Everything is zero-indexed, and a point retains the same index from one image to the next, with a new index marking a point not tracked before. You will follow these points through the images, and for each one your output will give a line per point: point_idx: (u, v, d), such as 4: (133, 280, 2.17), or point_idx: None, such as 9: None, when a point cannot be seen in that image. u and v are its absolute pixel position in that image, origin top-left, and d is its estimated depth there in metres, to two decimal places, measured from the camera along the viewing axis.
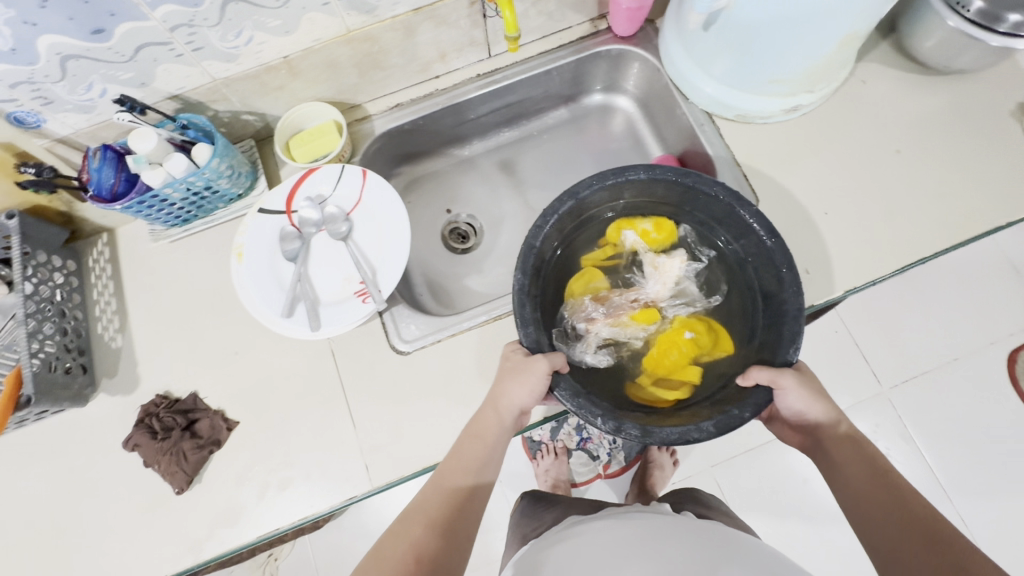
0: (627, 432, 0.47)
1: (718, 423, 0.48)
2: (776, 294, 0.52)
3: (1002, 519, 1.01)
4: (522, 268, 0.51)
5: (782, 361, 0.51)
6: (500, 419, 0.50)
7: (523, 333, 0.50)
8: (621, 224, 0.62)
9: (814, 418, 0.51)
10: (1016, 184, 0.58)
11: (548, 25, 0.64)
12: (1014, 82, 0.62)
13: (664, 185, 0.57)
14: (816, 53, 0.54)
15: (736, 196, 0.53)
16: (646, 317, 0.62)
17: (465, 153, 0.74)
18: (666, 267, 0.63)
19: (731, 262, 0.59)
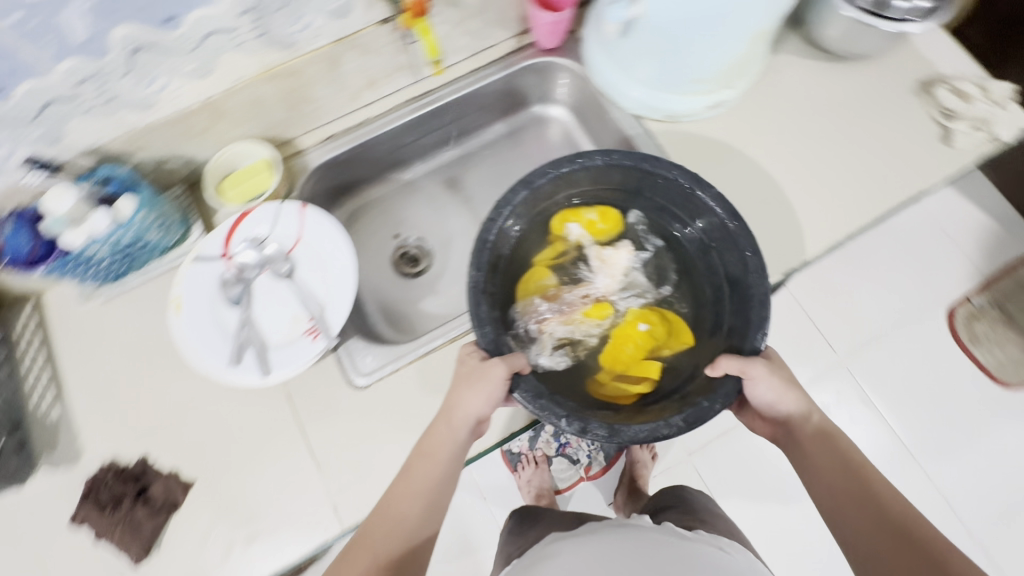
0: (593, 432, 0.48)
1: (687, 417, 0.49)
2: (741, 278, 0.54)
3: (955, 463, 1.09)
4: (478, 261, 0.51)
5: (750, 348, 0.52)
6: (456, 429, 0.50)
7: (479, 333, 0.50)
8: (567, 214, 0.63)
9: (787, 410, 0.53)
10: (923, 155, 0.63)
11: (473, 44, 0.65)
12: (912, 61, 0.66)
13: (621, 173, 0.59)
14: (726, 52, 0.57)
15: (694, 178, 0.55)
16: (598, 311, 0.65)
17: (407, 176, 0.74)
18: (614, 260, 0.66)
19: (692, 251, 0.61)
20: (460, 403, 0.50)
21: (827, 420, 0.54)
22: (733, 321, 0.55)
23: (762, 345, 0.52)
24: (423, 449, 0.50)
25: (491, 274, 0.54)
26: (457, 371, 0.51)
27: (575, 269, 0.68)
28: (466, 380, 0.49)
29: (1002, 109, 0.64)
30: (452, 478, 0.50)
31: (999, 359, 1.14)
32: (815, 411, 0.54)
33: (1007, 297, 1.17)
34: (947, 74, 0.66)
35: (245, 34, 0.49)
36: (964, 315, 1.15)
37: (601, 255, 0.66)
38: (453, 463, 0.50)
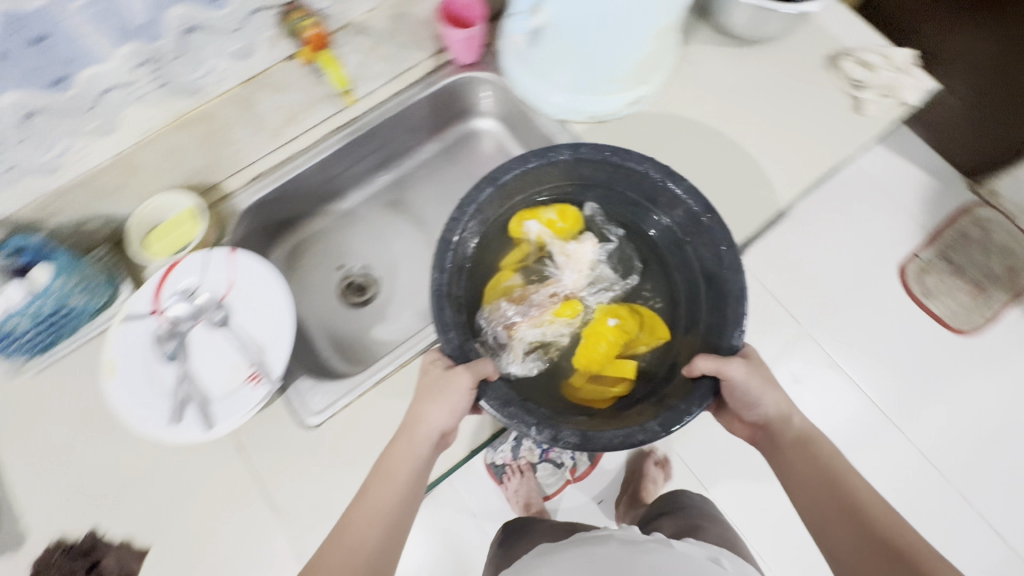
0: (565, 440, 0.48)
1: (663, 422, 0.50)
2: (718, 272, 0.56)
3: (921, 409, 1.16)
4: (445, 263, 0.52)
5: (727, 347, 0.54)
6: (421, 438, 0.51)
7: (443, 340, 0.50)
8: (523, 215, 0.64)
9: (764, 412, 0.56)
10: (839, 127, 0.65)
11: (390, 68, 0.65)
12: (818, 38, 0.69)
13: (591, 168, 0.60)
14: (634, 50, 0.58)
15: (666, 172, 0.57)
16: (566, 309, 0.65)
17: (346, 206, 0.74)
18: (578, 254, 0.67)
19: (668, 247, 0.63)
20: (425, 414, 0.51)
21: (805, 424, 0.57)
22: (708, 316, 0.57)
23: (742, 342, 0.54)
24: (390, 461, 0.51)
25: (455, 276, 0.55)
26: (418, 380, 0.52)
27: (540, 270, 0.69)
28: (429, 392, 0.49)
29: (906, 75, 0.66)
30: (418, 487, 0.51)
31: (952, 309, 1.23)
32: (792, 413, 0.57)
33: (951, 248, 1.27)
34: (851, 47, 0.68)
35: (146, 85, 0.48)
36: (915, 270, 1.24)
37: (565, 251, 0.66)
38: (418, 472, 0.51)
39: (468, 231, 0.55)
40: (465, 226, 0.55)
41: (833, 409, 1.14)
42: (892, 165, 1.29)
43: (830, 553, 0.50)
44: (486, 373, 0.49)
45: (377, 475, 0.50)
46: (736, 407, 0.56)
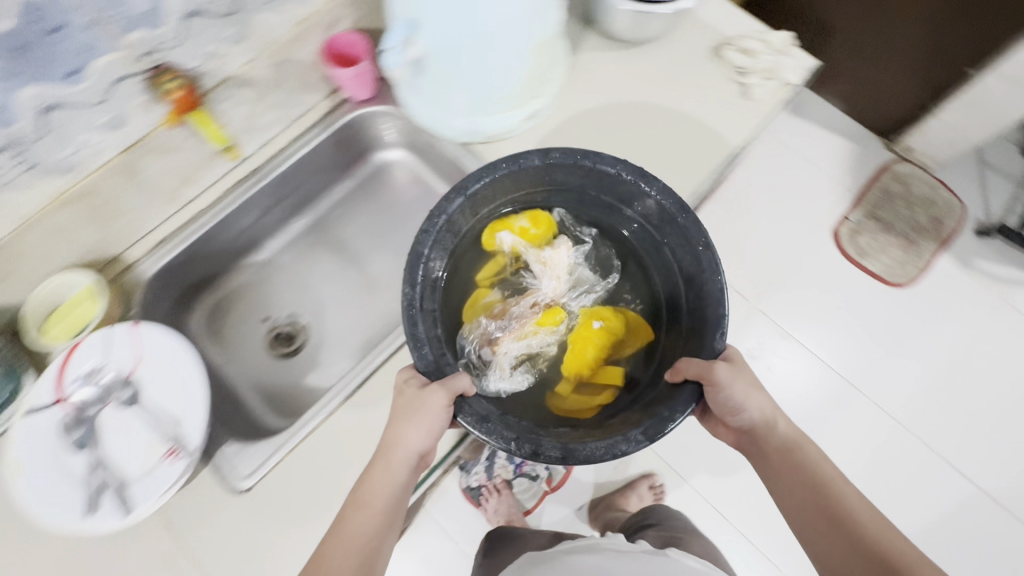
0: (546, 454, 0.49)
1: (647, 431, 0.51)
2: (697, 273, 0.58)
3: (872, 362, 1.23)
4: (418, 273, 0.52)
5: (709, 351, 0.55)
6: (401, 460, 0.51)
7: (417, 355, 0.51)
8: (496, 226, 0.65)
9: (751, 417, 0.57)
10: (730, 113, 0.68)
11: (283, 115, 0.65)
12: (699, 31, 0.71)
13: (563, 172, 0.61)
14: (515, 68, 0.59)
15: (639, 173, 0.58)
16: (547, 319, 0.66)
17: (264, 256, 0.72)
18: (555, 261, 0.67)
19: (648, 248, 0.65)
20: (402, 436, 0.51)
21: (790, 428, 0.58)
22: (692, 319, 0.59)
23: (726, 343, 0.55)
24: (373, 482, 0.50)
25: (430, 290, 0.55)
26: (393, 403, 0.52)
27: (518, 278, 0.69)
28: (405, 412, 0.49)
29: (786, 56, 0.69)
30: (401, 510, 0.51)
31: (888, 265, 1.30)
32: (779, 418, 0.58)
33: (878, 206, 1.36)
34: (732, 36, 0.71)
35: (11, 170, 0.46)
36: (846, 233, 1.32)
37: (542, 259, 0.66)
38: (399, 495, 0.51)
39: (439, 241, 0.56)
40: (436, 238, 0.55)
41: (793, 375, 1.21)
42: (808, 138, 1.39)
43: (817, 556, 0.53)
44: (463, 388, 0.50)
45: (357, 501, 0.49)
46: (722, 413, 0.58)
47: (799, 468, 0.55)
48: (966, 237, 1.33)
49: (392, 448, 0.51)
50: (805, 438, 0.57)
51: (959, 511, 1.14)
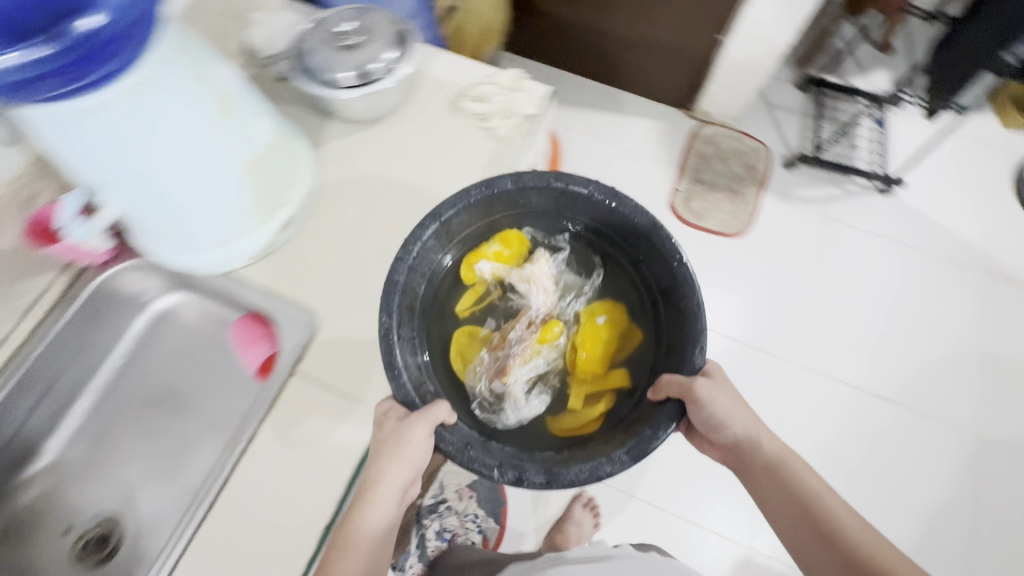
0: (529, 480, 0.56)
1: (630, 451, 0.58)
2: (673, 287, 0.66)
3: (741, 310, 1.32)
4: (397, 301, 0.59)
5: (689, 368, 0.63)
6: (390, 490, 0.55)
7: (397, 386, 0.57)
8: (471, 258, 0.70)
9: (734, 432, 0.66)
10: (484, 160, 0.70)
11: (10, 309, 0.58)
12: (434, 91, 0.73)
13: (536, 196, 0.69)
14: (234, 195, 0.57)
15: (611, 195, 0.66)
16: (545, 333, 0.72)
17: (50, 459, 0.65)
18: (537, 274, 0.72)
19: (627, 266, 0.72)
20: (386, 471, 0.55)
21: (773, 449, 0.67)
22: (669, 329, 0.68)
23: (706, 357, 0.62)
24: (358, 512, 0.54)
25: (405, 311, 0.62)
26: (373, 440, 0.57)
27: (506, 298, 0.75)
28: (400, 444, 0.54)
29: (520, 92, 0.72)
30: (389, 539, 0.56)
31: (724, 220, 1.42)
32: (761, 433, 0.67)
33: (699, 171, 1.49)
34: (466, 85, 0.73)
35: None
36: (681, 202, 1.44)
37: (527, 275, 0.71)
38: (387, 526, 0.55)
39: (414, 266, 0.62)
40: (412, 265, 0.62)
41: None
42: (618, 133, 1.53)
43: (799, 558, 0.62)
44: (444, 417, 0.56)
45: (349, 537, 0.53)
46: (706, 429, 0.67)
47: (782, 478, 0.64)
48: (778, 172, 1.49)
49: (380, 480, 0.55)
50: (786, 450, 0.67)
51: (858, 415, 1.23)
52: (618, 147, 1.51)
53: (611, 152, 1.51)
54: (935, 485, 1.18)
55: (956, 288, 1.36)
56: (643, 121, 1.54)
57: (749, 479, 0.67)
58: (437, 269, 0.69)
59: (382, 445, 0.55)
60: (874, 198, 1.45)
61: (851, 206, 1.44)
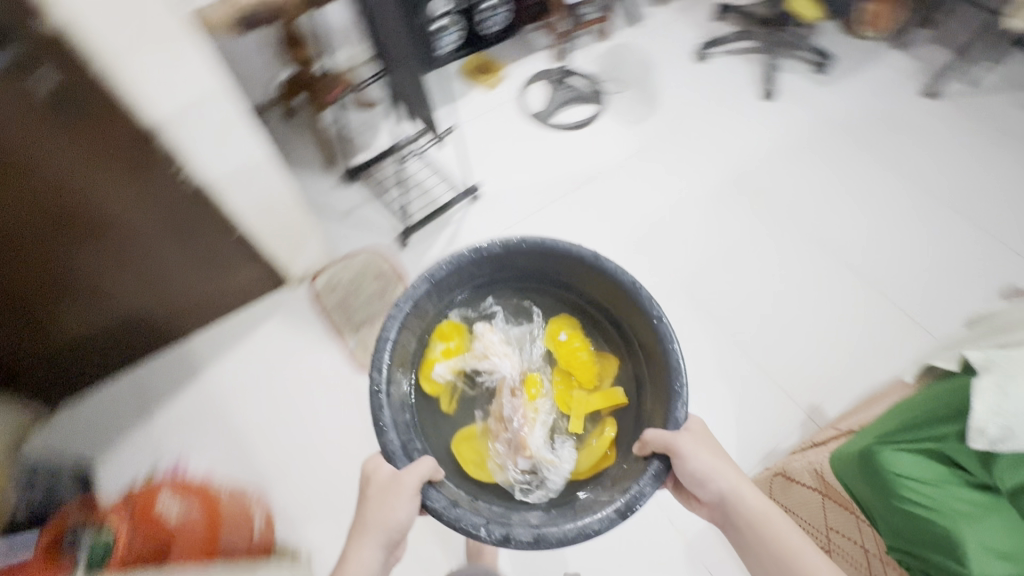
0: (518, 539, 0.80)
1: (619, 511, 0.81)
2: (655, 346, 0.93)
3: None
4: (387, 359, 0.90)
5: (670, 424, 0.86)
6: (374, 540, 0.77)
7: (384, 438, 0.85)
8: (430, 363, 0.99)
9: (719, 487, 0.81)
10: None
11: None
12: None
13: (522, 256, 0.99)
14: None
15: (600, 260, 0.94)
16: (528, 391, 0.98)
17: None
18: (490, 346, 1.00)
19: (610, 323, 1.02)
20: (384, 516, 0.78)
21: (756, 506, 0.79)
22: (654, 378, 0.94)
23: (686, 413, 0.86)
24: (363, 543, 0.77)
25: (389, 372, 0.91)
26: (371, 488, 0.81)
27: (476, 382, 1.02)
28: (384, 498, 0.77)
29: None
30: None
31: None
32: (745, 493, 0.80)
33: (351, 316, 1.40)
34: None
35: None
36: (363, 355, 1.35)
37: (481, 351, 1.00)
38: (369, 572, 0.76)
39: (398, 324, 0.92)
40: (397, 323, 0.92)
41: None
42: (253, 358, 1.35)
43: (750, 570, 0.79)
44: (427, 474, 0.81)
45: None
46: (692, 482, 0.82)
47: (765, 534, 0.77)
48: (404, 257, 1.50)
49: (368, 532, 0.78)
50: (767, 506, 0.79)
51: None
52: (266, 371, 1.33)
53: (266, 381, 1.32)
54: (698, 345, 1.39)
55: (578, 212, 1.61)
56: (262, 329, 1.39)
57: (735, 535, 0.80)
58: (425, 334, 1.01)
59: (373, 499, 0.80)
60: (477, 207, 1.60)
61: (471, 228, 1.57)
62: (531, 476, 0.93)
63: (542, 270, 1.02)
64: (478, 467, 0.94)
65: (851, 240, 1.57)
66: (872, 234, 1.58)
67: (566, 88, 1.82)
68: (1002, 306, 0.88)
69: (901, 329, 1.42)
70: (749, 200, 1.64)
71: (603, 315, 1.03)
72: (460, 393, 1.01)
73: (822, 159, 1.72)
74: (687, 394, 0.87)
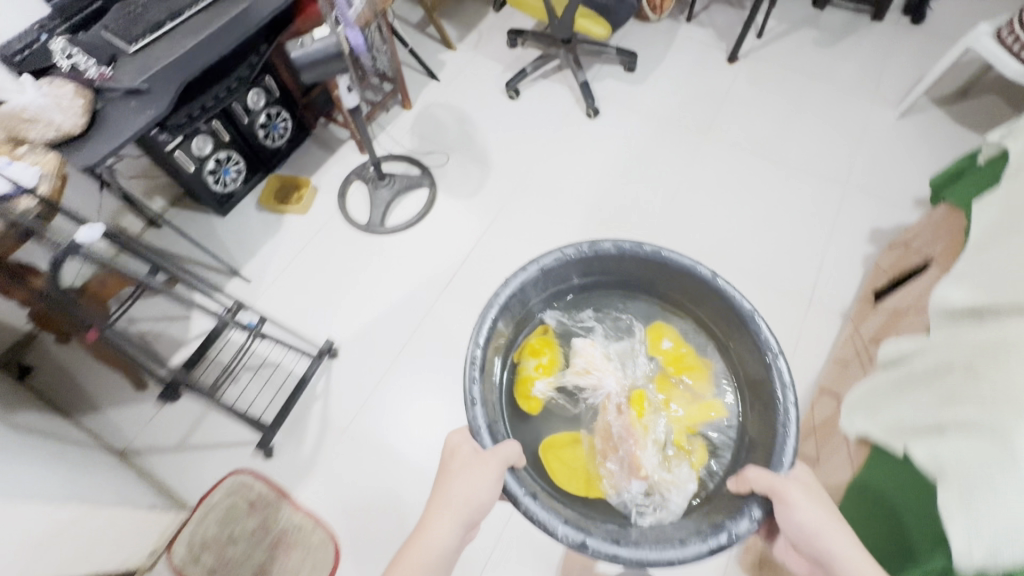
0: (605, 550, 0.81)
1: (713, 547, 0.81)
2: (762, 374, 0.98)
3: None
4: (481, 339, 0.98)
5: (773, 467, 0.86)
6: (452, 515, 0.73)
7: (471, 412, 0.91)
8: (529, 380, 1.08)
9: (827, 548, 0.70)
10: None
11: None
12: None
13: (634, 263, 1.08)
14: None
15: (714, 276, 1.01)
16: (636, 409, 1.03)
17: None
18: (591, 362, 1.06)
19: (720, 342, 1.09)
20: (465, 491, 0.76)
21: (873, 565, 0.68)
22: (762, 417, 0.96)
23: (794, 463, 0.84)
24: (439, 512, 0.73)
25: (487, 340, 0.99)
26: (448, 463, 0.81)
27: (577, 400, 1.08)
28: (469, 471, 0.77)
29: None
30: (441, 565, 0.69)
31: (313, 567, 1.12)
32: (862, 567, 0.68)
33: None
34: None
35: None
36: None
37: (583, 367, 1.06)
38: (446, 552, 0.70)
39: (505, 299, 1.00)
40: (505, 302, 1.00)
41: None
42: None
43: None
44: (513, 458, 0.83)
45: (409, 551, 0.69)
46: (798, 540, 0.74)
47: None
48: (273, 467, 1.23)
49: (448, 505, 0.74)
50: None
51: None
52: None
53: None
54: None
55: (453, 322, 1.42)
56: None
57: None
58: (523, 325, 1.13)
59: (455, 473, 0.79)
60: (338, 365, 1.35)
61: (341, 393, 1.32)
62: (647, 497, 0.96)
63: (659, 283, 1.11)
64: (568, 479, 1.00)
65: (724, 239, 1.52)
66: (739, 225, 1.54)
67: (390, 183, 1.57)
68: (906, 343, 0.80)
69: (803, 316, 1.39)
70: (616, 234, 1.54)
71: (715, 331, 1.10)
72: (560, 408, 1.08)
73: (667, 163, 1.67)
74: (796, 440, 0.86)
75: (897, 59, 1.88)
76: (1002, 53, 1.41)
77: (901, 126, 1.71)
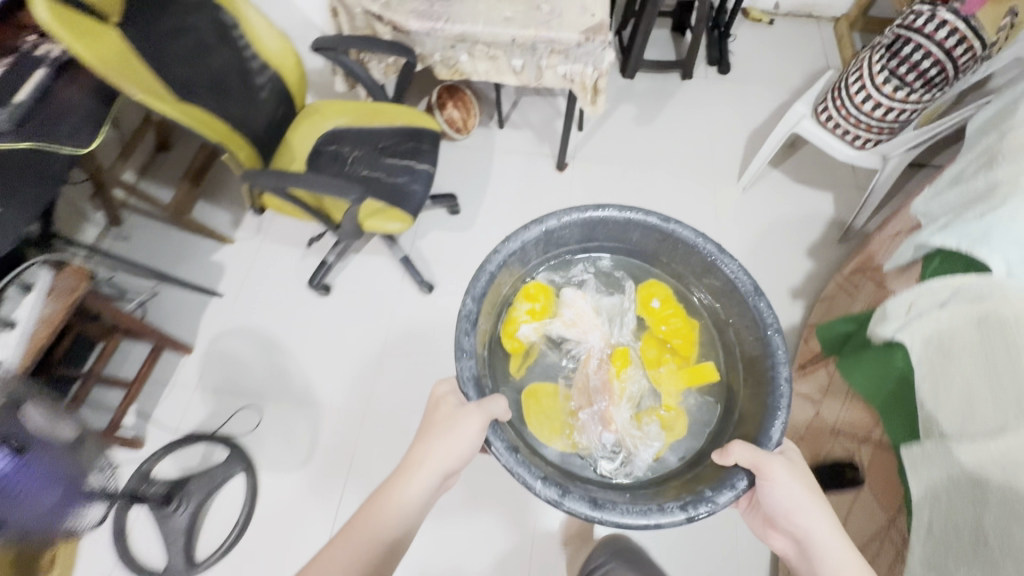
0: (578, 503, 0.67)
1: (687, 507, 0.69)
2: (759, 357, 0.81)
3: None
4: (479, 289, 0.79)
5: (766, 445, 0.73)
6: (427, 472, 0.68)
7: (461, 363, 0.75)
8: (515, 325, 0.87)
9: (804, 523, 0.69)
10: None
11: None
12: None
13: (641, 235, 0.89)
14: None
15: (721, 251, 0.83)
16: (618, 363, 0.85)
17: None
18: (578, 314, 0.87)
19: (718, 318, 0.89)
20: (436, 451, 0.69)
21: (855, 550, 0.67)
22: (753, 394, 0.80)
23: (779, 442, 0.73)
24: (411, 462, 0.69)
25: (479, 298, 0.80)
26: (429, 413, 0.73)
27: (562, 349, 0.90)
28: (445, 432, 0.69)
29: None
30: (406, 521, 0.66)
31: None
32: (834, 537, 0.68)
33: None
34: None
35: None
36: None
37: (570, 318, 0.87)
38: (413, 502, 0.67)
39: (506, 256, 0.82)
40: (502, 260, 0.82)
41: None
42: None
43: None
44: (496, 413, 0.70)
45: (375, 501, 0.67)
46: (777, 516, 0.71)
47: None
48: None
49: (426, 459, 0.69)
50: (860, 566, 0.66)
51: None
52: None
53: None
54: None
55: None
56: None
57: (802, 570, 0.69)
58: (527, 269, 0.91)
59: (437, 426, 0.70)
60: None
61: None
62: (617, 453, 0.82)
63: (664, 261, 0.92)
64: (541, 420, 0.84)
65: None
66: None
67: (181, 502, 1.14)
68: None
69: None
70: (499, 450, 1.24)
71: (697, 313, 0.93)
72: (540, 358, 0.90)
73: None
74: (789, 416, 0.73)
75: (719, 119, 1.78)
76: (829, 137, 1.31)
77: (748, 202, 1.61)
